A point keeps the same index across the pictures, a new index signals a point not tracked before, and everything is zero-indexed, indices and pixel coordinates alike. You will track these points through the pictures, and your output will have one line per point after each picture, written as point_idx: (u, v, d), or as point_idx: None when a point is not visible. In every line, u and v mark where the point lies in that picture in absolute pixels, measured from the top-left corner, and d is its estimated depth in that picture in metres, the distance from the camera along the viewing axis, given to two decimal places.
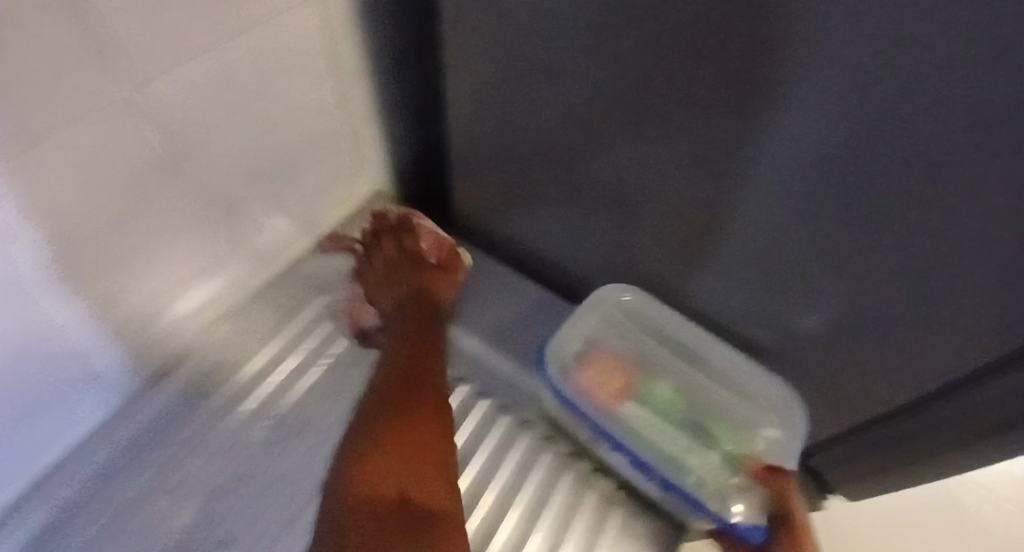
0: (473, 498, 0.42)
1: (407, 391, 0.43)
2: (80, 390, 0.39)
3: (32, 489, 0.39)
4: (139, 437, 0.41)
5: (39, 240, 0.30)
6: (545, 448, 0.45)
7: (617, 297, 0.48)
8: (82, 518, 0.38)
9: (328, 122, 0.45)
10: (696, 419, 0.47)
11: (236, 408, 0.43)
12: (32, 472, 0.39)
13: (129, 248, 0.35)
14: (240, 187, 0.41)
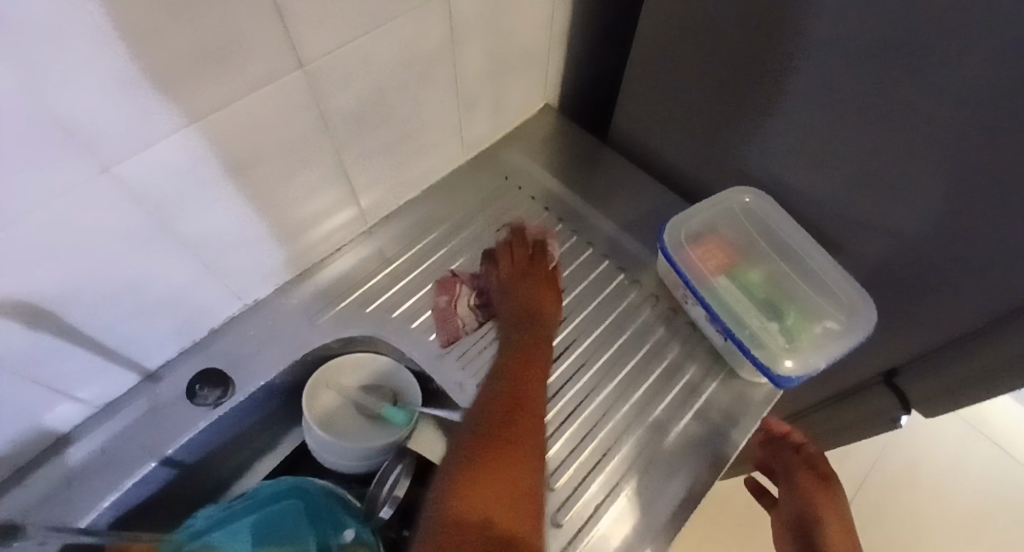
0: (599, 348, 0.54)
1: (528, 377, 0.46)
2: (214, 299, 0.49)
3: (100, 412, 0.47)
4: (213, 365, 0.50)
5: (352, 95, 0.44)
6: (661, 323, 0.56)
7: (740, 198, 0.57)
8: (129, 453, 0.46)
9: (539, 39, 0.57)
10: (776, 303, 0.55)
11: (321, 335, 0.54)
12: (99, 403, 0.46)
13: (391, 117, 0.49)
14: (469, 83, 0.54)
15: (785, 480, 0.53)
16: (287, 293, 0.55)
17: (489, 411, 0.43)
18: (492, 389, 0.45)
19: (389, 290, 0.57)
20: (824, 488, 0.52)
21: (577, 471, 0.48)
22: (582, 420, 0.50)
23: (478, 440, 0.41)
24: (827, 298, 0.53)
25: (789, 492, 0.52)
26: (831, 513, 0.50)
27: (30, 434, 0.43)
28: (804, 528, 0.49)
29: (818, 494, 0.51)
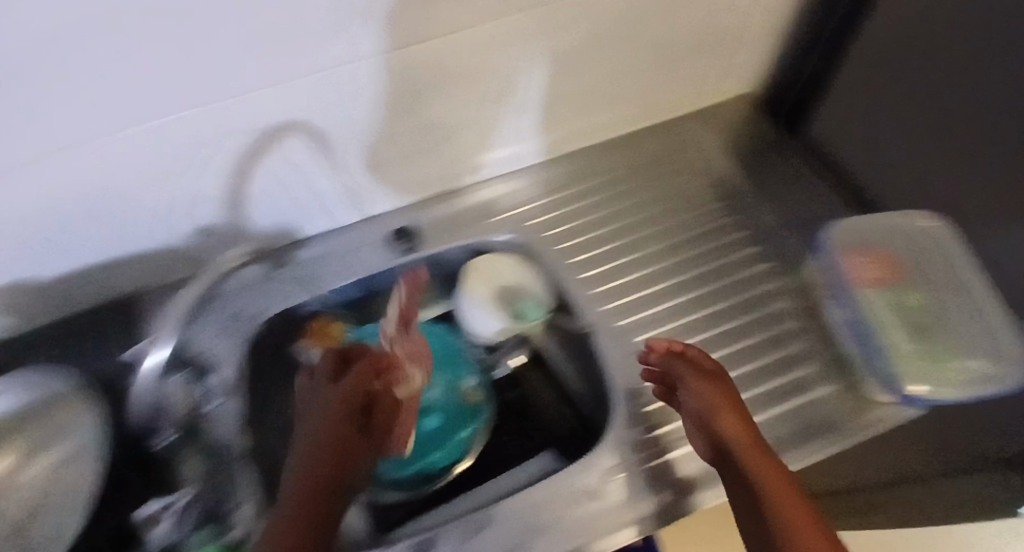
0: (720, 319, 0.58)
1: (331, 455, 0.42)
2: (422, 173, 0.62)
3: (330, 231, 0.64)
4: (409, 227, 0.64)
5: (573, 32, 0.52)
6: (788, 317, 0.57)
7: (919, 223, 0.58)
8: (336, 267, 0.62)
9: (754, 23, 0.59)
10: (921, 327, 0.54)
11: (486, 232, 0.64)
12: (332, 221, 0.63)
13: (594, 61, 0.56)
14: (672, 50, 0.58)
15: (687, 394, 0.48)
16: (467, 192, 0.66)
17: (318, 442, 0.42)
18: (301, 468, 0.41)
19: (550, 213, 0.65)
20: (716, 394, 0.46)
21: (663, 408, 0.53)
22: (679, 372, 0.55)
23: (324, 451, 0.41)
24: (978, 337, 0.52)
25: (696, 415, 0.47)
26: (711, 428, 0.45)
27: (279, 221, 0.60)
28: (735, 484, 0.43)
29: (732, 433, 0.44)
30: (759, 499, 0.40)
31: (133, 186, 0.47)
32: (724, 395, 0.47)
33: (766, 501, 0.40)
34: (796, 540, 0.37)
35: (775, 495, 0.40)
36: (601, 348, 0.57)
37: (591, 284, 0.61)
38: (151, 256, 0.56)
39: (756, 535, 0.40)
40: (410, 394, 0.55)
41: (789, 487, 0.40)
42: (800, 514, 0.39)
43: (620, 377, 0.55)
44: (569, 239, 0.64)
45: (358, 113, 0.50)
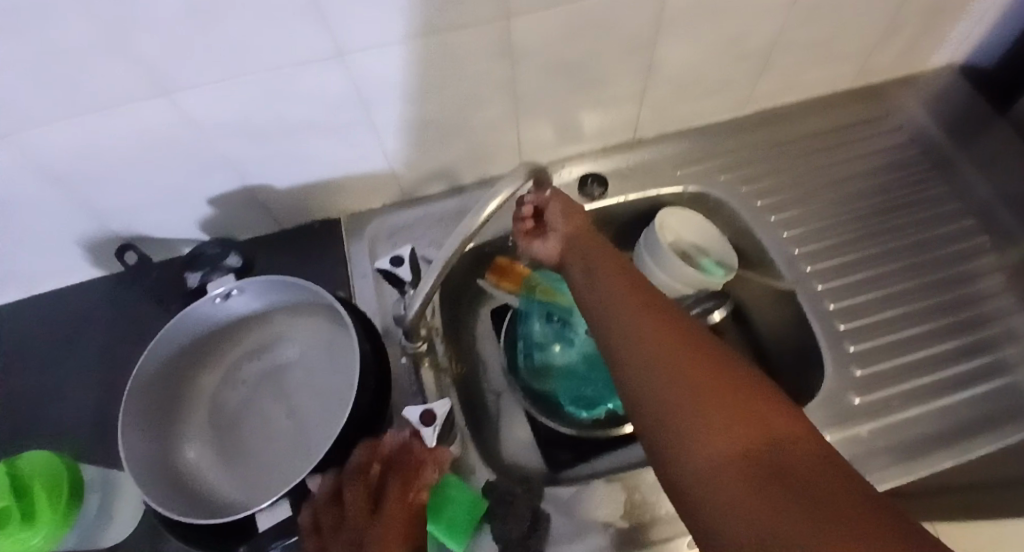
0: (939, 287, 0.56)
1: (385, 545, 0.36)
2: (620, 123, 0.60)
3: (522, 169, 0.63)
4: (600, 173, 0.63)
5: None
6: (1014, 292, 0.54)
7: None
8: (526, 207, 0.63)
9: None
10: None
11: (680, 185, 0.63)
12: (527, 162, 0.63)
13: (820, 24, 0.53)
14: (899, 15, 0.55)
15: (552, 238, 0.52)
16: (660, 144, 0.64)
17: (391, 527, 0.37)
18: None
19: (747, 168, 0.63)
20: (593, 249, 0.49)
21: (882, 370, 0.52)
22: (894, 337, 0.54)
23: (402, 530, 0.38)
24: None
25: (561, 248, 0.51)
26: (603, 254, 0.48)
27: (477, 159, 0.60)
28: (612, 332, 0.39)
29: (606, 274, 0.45)
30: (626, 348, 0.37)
31: (378, 100, 0.48)
32: (610, 258, 0.45)
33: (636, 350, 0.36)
34: (648, 382, 0.33)
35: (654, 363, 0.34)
36: (806, 309, 0.56)
37: (793, 243, 0.59)
38: (365, 178, 0.58)
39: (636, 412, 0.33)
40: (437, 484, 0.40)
41: (667, 324, 0.37)
42: (722, 396, 0.30)
43: (829, 339, 0.54)
44: (767, 197, 0.62)
45: (595, 48, 0.49)
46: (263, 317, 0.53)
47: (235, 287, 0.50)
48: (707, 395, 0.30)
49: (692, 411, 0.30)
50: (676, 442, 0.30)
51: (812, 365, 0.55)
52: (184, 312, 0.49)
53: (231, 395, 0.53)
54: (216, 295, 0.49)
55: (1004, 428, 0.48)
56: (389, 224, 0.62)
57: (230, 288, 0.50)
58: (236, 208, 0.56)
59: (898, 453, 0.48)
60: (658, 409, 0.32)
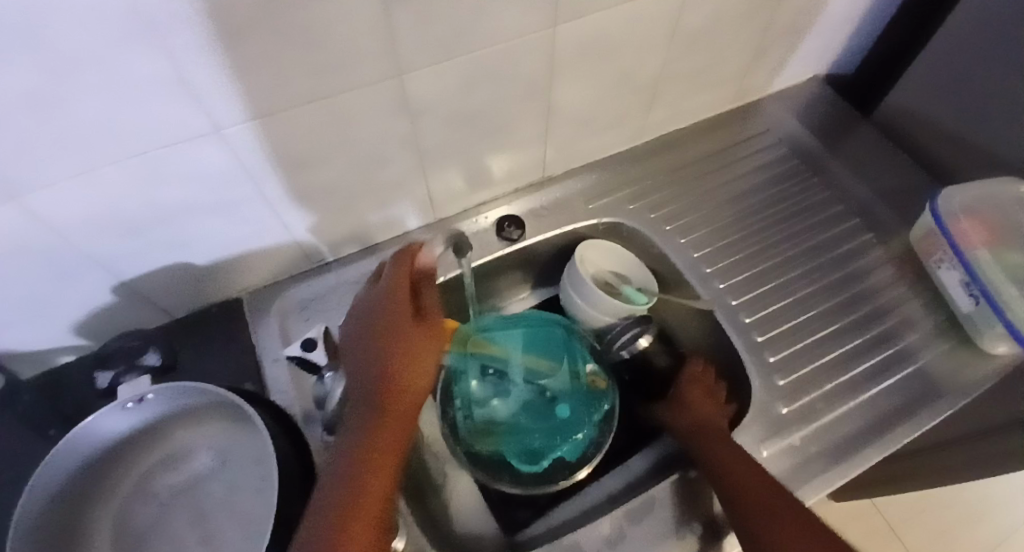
0: (836, 287, 0.59)
1: (376, 502, 0.39)
2: (524, 167, 0.60)
3: (435, 222, 0.61)
4: (512, 216, 0.63)
5: (685, 31, 0.51)
6: (898, 282, 0.59)
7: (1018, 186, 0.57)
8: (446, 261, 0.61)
9: (837, 17, 0.60)
10: None
11: (591, 218, 0.63)
12: (438, 214, 0.61)
13: (695, 61, 0.56)
14: (761, 45, 0.59)
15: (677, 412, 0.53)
16: (565, 181, 0.64)
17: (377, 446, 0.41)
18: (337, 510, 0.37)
19: (652, 194, 0.65)
20: (395, 311, 0.46)
21: (801, 374, 0.54)
22: (808, 342, 0.56)
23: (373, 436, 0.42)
24: None
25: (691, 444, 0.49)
26: (400, 305, 0.46)
27: (384, 219, 0.57)
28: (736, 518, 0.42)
29: (400, 345, 0.44)
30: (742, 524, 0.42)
31: (267, 174, 0.44)
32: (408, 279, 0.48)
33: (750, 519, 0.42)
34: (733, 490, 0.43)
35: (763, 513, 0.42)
36: (726, 326, 0.57)
37: (706, 263, 0.61)
38: (265, 252, 0.53)
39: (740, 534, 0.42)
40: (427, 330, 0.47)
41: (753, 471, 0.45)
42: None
43: (751, 353, 0.56)
44: (675, 220, 0.64)
45: (487, 102, 0.49)
46: (176, 421, 0.48)
47: (150, 393, 0.45)
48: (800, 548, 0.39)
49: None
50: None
51: (741, 379, 0.57)
52: (86, 424, 0.43)
53: (137, 517, 0.46)
54: (125, 402, 0.44)
55: (913, 415, 0.51)
56: (297, 297, 0.58)
57: (143, 393, 0.45)
58: (113, 307, 0.49)
59: (830, 456, 0.50)
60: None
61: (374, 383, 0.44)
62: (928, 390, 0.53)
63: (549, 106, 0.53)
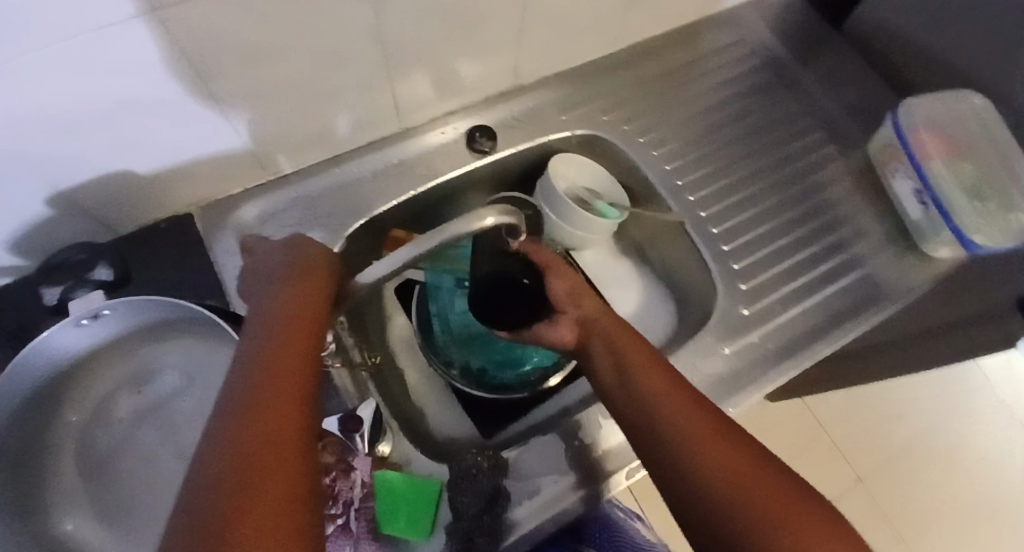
0: (796, 200, 0.62)
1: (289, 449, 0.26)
2: (494, 74, 0.57)
3: (402, 132, 0.58)
4: (482, 127, 0.60)
5: None
6: (853, 194, 0.62)
7: (969, 100, 0.60)
8: (415, 174, 0.58)
9: None
10: (977, 187, 0.58)
11: (565, 131, 0.62)
12: (404, 124, 0.57)
13: None
14: None
15: (551, 280, 0.47)
16: (536, 91, 0.62)
17: (263, 395, 0.28)
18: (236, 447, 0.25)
19: (626, 106, 0.64)
20: (290, 277, 0.39)
21: (761, 281, 0.57)
22: (769, 250, 0.59)
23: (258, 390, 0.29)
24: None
25: (576, 323, 0.47)
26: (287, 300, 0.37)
27: (348, 127, 0.53)
28: (611, 379, 0.42)
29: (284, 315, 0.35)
30: (624, 387, 0.41)
31: (212, 70, 0.39)
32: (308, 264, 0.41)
33: (630, 380, 0.41)
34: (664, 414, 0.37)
35: (637, 367, 0.41)
36: (695, 237, 0.59)
37: (677, 176, 0.62)
38: (218, 159, 0.49)
39: (633, 423, 0.39)
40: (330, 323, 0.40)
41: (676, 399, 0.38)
42: (710, 434, 0.35)
43: (716, 262, 0.58)
44: (648, 133, 0.63)
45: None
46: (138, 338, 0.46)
47: (106, 310, 0.42)
48: (696, 423, 0.36)
49: (690, 434, 0.35)
50: (665, 459, 0.35)
51: (704, 287, 0.60)
52: (37, 342, 0.40)
53: (100, 436, 0.45)
54: (80, 318, 0.41)
55: (858, 314, 0.56)
56: (257, 211, 0.54)
57: (100, 308, 0.41)
58: (48, 221, 0.45)
59: (784, 351, 0.54)
60: (664, 428, 0.36)
61: (243, 383, 0.29)
62: (872, 292, 0.57)
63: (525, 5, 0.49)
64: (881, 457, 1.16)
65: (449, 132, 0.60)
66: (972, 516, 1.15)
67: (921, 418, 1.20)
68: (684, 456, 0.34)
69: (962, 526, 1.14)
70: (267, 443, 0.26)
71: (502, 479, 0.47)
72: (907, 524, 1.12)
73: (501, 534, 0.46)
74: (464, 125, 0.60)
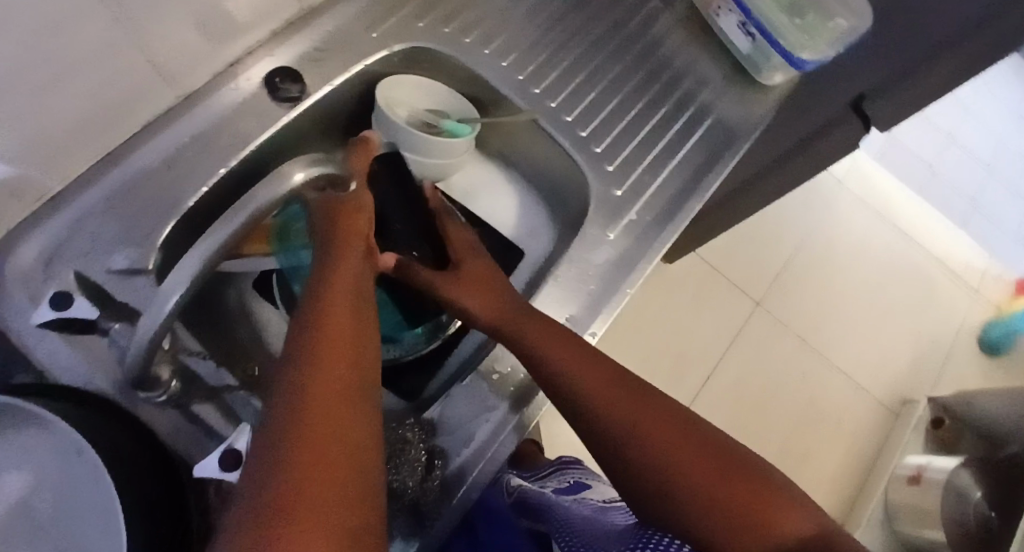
0: (639, 62, 0.60)
1: (345, 428, 0.27)
2: (270, 1, 0.47)
3: (184, 102, 0.47)
4: (282, 70, 0.50)
5: None
6: (688, 42, 0.61)
7: None
8: (223, 148, 0.49)
9: None
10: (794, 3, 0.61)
11: (382, 49, 0.54)
12: (183, 91, 0.47)
13: None
14: None
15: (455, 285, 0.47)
16: (333, 11, 0.53)
17: (325, 386, 0.28)
18: (291, 440, 0.25)
19: (439, 6, 0.56)
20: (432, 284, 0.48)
21: (627, 157, 0.56)
22: (626, 121, 0.57)
23: (316, 374, 0.29)
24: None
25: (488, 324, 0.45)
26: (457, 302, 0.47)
27: (108, 116, 0.42)
28: (542, 383, 0.42)
29: (336, 316, 0.33)
30: (550, 388, 0.42)
31: None
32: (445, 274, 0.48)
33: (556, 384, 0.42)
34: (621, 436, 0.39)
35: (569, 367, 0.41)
36: (552, 130, 0.56)
37: (517, 70, 0.57)
38: None
39: (585, 428, 0.41)
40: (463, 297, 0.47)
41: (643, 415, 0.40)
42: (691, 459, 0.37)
43: (580, 151, 0.56)
44: (472, 30, 0.57)
45: None
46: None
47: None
48: (659, 430, 0.39)
49: (652, 444, 0.38)
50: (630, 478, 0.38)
51: (573, 180, 0.58)
52: None
53: None
54: None
55: (719, 161, 0.57)
56: (33, 252, 0.43)
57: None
58: None
59: (663, 219, 0.54)
60: (618, 437, 0.39)
61: (303, 365, 0.29)
62: (726, 137, 0.58)
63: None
64: (771, 279, 1.29)
65: (246, 86, 0.50)
66: (850, 302, 1.33)
67: (793, 235, 1.34)
68: (644, 461, 0.38)
69: (844, 314, 1.31)
70: (315, 435, 0.26)
71: (435, 439, 0.45)
72: (803, 327, 1.28)
73: (452, 490, 0.44)
74: (260, 74, 0.50)
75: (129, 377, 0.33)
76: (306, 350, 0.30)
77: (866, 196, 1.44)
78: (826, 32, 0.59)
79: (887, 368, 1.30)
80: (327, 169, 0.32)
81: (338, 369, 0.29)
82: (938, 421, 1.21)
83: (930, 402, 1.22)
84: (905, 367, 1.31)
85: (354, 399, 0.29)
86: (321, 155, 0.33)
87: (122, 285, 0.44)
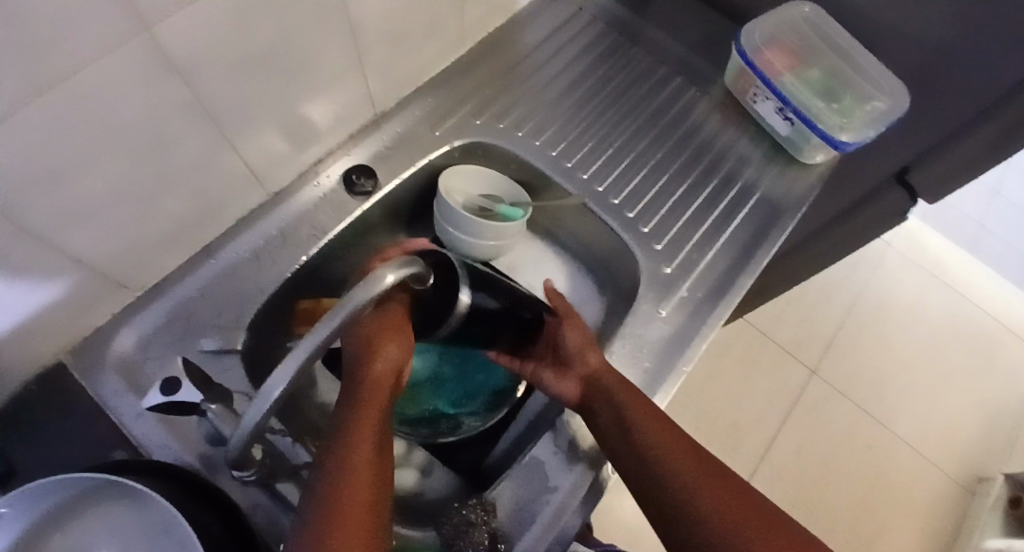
0: (680, 145, 0.63)
1: (365, 486, 0.34)
2: (348, 110, 0.53)
3: (272, 200, 0.53)
4: (356, 168, 0.56)
5: None
6: (727, 125, 0.65)
7: (800, 10, 0.62)
8: (303, 238, 0.54)
9: None
10: (828, 88, 0.62)
11: (446, 145, 0.59)
12: (269, 190, 0.52)
13: None
14: None
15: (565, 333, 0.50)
16: (401, 114, 0.59)
17: (350, 480, 0.34)
18: (329, 501, 0.32)
19: (493, 104, 0.62)
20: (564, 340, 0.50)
21: (674, 235, 0.58)
22: (672, 201, 0.60)
23: (348, 472, 0.34)
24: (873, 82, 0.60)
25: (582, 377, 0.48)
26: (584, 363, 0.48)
27: (207, 215, 0.48)
28: (620, 440, 0.43)
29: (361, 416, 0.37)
30: (620, 429, 0.44)
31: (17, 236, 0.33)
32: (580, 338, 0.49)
33: (631, 427, 0.43)
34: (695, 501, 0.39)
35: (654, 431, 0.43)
36: (601, 213, 0.59)
37: (565, 158, 0.61)
38: (67, 299, 0.41)
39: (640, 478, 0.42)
40: (580, 361, 0.48)
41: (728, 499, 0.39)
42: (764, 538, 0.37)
43: (628, 231, 0.58)
44: (524, 123, 0.62)
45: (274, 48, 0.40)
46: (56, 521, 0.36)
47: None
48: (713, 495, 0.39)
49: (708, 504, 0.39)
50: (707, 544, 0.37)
51: (624, 257, 0.60)
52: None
53: None
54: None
55: (766, 236, 0.59)
56: (134, 338, 0.47)
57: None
58: None
59: (715, 295, 0.55)
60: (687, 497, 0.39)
61: (338, 461, 0.34)
62: (771, 214, 0.60)
63: (353, 30, 0.46)
64: (823, 342, 1.26)
65: (323, 183, 0.55)
66: (909, 367, 1.27)
67: (842, 296, 1.31)
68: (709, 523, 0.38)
69: (904, 379, 1.26)
70: (339, 523, 0.31)
71: (497, 520, 0.45)
72: (861, 395, 1.22)
73: None
74: (335, 172, 0.56)
75: (229, 460, 0.37)
76: (338, 448, 0.35)
77: (914, 257, 1.41)
78: (865, 112, 0.60)
79: (957, 438, 1.22)
80: (413, 272, 0.36)
81: (367, 469, 0.35)
82: (1016, 499, 1.09)
83: (1007, 478, 1.13)
84: (977, 437, 1.23)
85: (380, 496, 0.34)
86: (411, 257, 0.37)
87: (210, 366, 0.48)
